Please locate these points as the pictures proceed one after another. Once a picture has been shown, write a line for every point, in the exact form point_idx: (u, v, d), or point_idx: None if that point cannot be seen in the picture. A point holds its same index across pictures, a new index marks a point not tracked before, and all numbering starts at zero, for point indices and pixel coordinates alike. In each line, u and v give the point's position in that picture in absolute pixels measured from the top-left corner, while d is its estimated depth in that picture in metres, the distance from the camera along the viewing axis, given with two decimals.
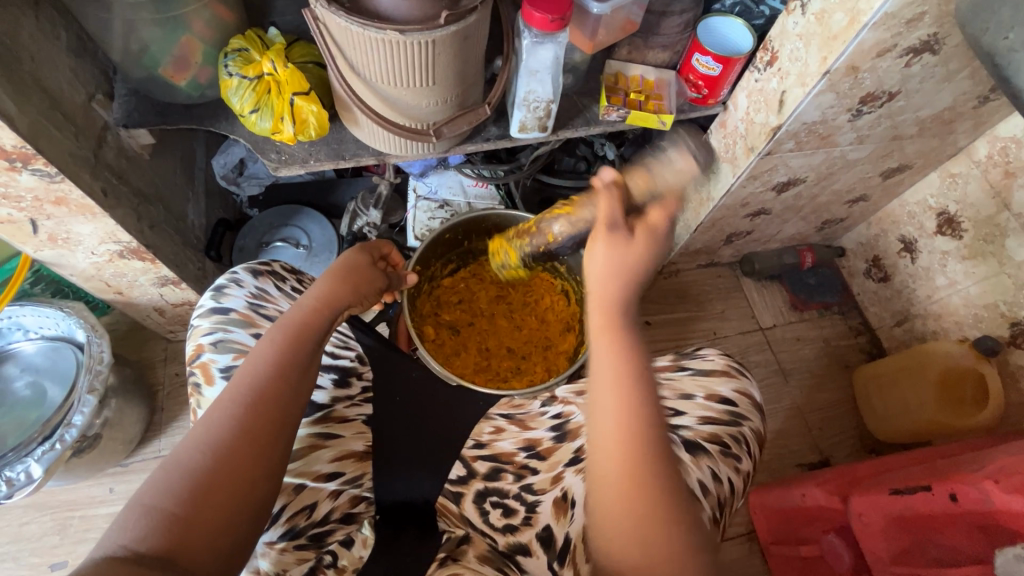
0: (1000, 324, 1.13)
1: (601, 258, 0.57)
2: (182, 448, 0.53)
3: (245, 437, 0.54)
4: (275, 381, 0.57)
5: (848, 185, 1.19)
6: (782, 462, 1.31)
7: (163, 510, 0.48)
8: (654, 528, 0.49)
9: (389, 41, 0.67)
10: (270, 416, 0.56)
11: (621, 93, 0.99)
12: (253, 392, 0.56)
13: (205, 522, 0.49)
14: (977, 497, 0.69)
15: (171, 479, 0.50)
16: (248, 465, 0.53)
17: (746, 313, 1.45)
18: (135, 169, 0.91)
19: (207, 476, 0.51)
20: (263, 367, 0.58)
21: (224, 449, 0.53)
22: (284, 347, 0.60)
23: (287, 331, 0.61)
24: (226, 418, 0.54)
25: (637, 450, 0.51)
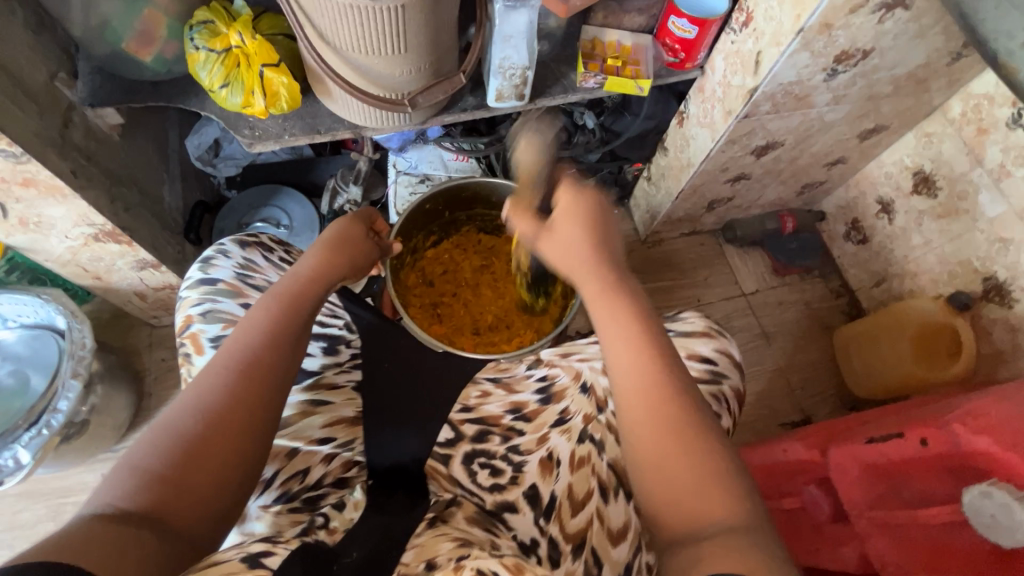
0: (974, 280, 1.16)
1: (556, 251, 0.66)
2: (173, 411, 0.53)
3: (238, 404, 0.54)
4: (267, 352, 0.58)
5: (827, 147, 1.20)
6: (766, 422, 1.35)
7: (153, 470, 0.49)
8: (687, 478, 0.49)
9: (358, 7, 0.66)
10: (262, 384, 0.57)
11: (598, 59, 0.99)
12: (245, 359, 0.57)
13: (195, 482, 0.50)
14: (947, 440, 0.72)
15: (162, 441, 0.51)
16: (242, 430, 0.54)
17: (729, 279, 1.47)
18: (105, 150, 0.89)
19: (200, 440, 0.52)
20: (255, 336, 0.59)
21: (216, 413, 0.53)
22: (277, 318, 0.61)
23: (280, 302, 0.62)
24: (220, 384, 0.55)
25: (667, 404, 0.52)
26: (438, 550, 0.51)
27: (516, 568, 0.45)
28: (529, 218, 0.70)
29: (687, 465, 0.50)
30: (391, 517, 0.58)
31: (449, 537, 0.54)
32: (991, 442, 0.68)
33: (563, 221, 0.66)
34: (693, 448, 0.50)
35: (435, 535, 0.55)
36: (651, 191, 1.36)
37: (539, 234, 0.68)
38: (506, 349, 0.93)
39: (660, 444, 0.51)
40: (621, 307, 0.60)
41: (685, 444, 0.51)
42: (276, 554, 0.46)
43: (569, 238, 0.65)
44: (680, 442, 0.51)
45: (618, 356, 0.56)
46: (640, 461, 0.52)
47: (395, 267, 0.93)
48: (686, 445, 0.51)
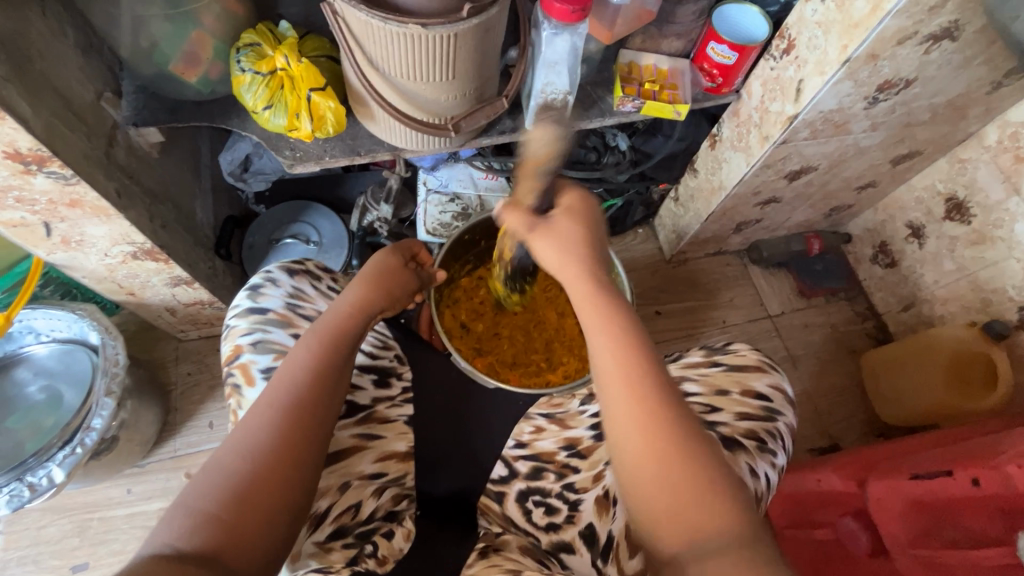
0: (1009, 308, 1.15)
1: (548, 248, 0.63)
2: (222, 450, 0.53)
3: (285, 443, 0.54)
4: (312, 388, 0.58)
5: (859, 172, 1.20)
6: (793, 447, 1.32)
7: (203, 514, 0.48)
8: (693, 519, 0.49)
9: (410, 34, 0.66)
10: (308, 421, 0.56)
11: (634, 83, 0.98)
12: (289, 399, 0.56)
13: (247, 523, 0.49)
14: (1000, 480, 0.71)
15: (214, 482, 0.50)
16: (288, 468, 0.53)
17: (754, 301, 1.46)
18: (145, 168, 0.89)
19: (249, 480, 0.51)
20: (301, 372, 0.58)
21: (265, 451, 0.53)
22: (321, 353, 0.60)
23: (323, 337, 0.61)
24: (265, 423, 0.54)
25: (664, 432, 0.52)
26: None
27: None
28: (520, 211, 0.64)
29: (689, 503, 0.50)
30: (446, 552, 0.57)
31: (503, 568, 0.54)
32: None
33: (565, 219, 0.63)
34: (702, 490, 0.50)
35: (488, 567, 0.56)
36: (678, 212, 1.36)
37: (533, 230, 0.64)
38: (552, 380, 0.92)
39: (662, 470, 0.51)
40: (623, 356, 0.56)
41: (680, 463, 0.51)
42: None
43: (569, 234, 0.62)
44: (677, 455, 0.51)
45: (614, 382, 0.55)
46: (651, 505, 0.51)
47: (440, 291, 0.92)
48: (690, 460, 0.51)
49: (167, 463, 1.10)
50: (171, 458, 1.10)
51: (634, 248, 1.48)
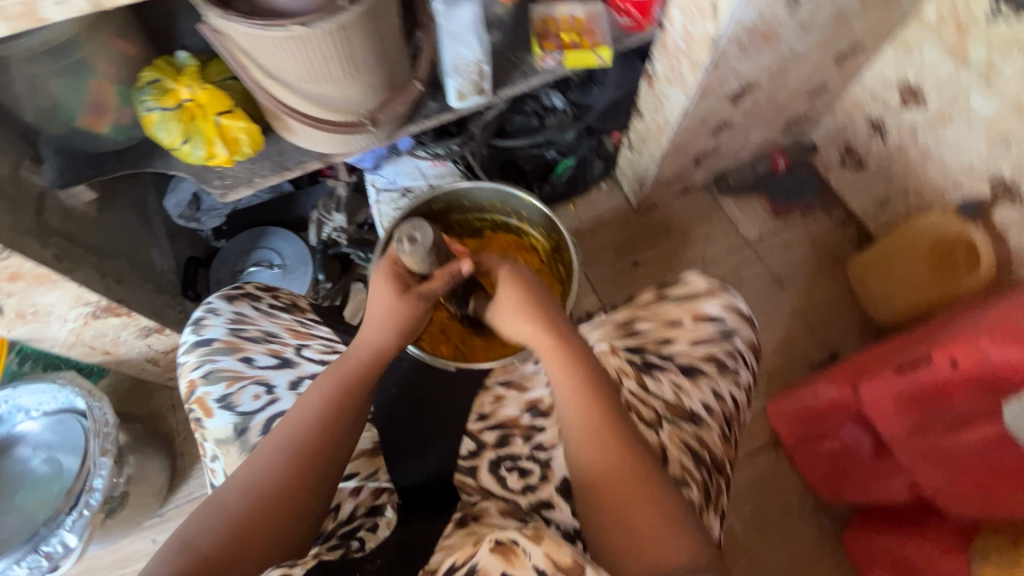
0: (980, 183, 1.12)
1: (511, 328, 0.63)
2: (228, 487, 0.55)
3: (290, 488, 0.55)
4: (321, 440, 0.57)
5: (804, 79, 1.17)
6: (794, 367, 1.31)
7: (197, 548, 0.51)
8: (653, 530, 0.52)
9: (295, 37, 0.64)
10: (315, 467, 0.56)
11: (552, 37, 0.96)
12: (301, 444, 0.57)
13: (234, 560, 0.51)
14: (977, 358, 0.69)
15: (212, 521, 0.53)
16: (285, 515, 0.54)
17: (730, 231, 1.44)
18: (85, 228, 0.89)
19: (244, 526, 0.53)
20: (311, 422, 0.58)
21: (265, 497, 0.54)
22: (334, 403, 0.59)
23: (335, 382, 0.60)
24: (272, 464, 0.56)
25: (614, 421, 0.57)
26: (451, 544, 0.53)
27: (534, 534, 0.48)
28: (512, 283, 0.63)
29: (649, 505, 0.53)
30: (422, 525, 0.58)
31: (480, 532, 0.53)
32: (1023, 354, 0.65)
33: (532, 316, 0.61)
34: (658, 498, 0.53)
35: (467, 534, 0.54)
36: (635, 157, 1.34)
37: (506, 302, 0.62)
38: None
39: (619, 476, 0.55)
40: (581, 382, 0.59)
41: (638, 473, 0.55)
42: None
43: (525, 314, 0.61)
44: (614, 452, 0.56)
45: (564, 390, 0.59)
46: (613, 503, 0.54)
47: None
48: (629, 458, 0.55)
49: (184, 507, 1.12)
50: (186, 501, 1.12)
51: (600, 204, 1.46)
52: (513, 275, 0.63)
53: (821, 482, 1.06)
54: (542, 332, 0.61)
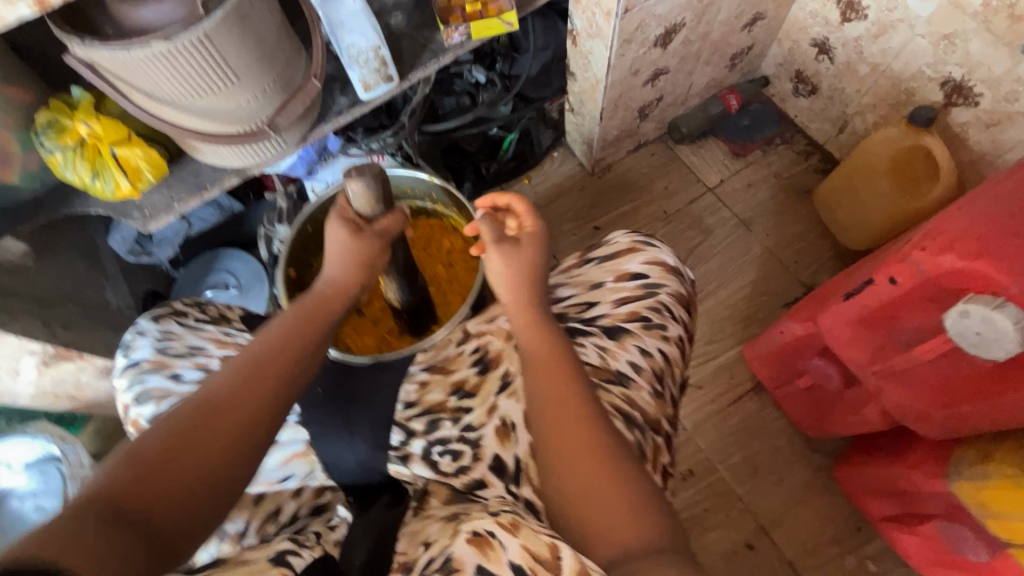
0: (932, 89, 1.07)
1: (499, 268, 0.61)
2: (151, 428, 0.51)
3: (233, 408, 0.53)
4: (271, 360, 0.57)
5: (735, 10, 1.12)
6: (771, 308, 1.27)
7: (113, 490, 0.47)
8: (592, 476, 0.50)
9: (160, 53, 0.63)
10: (262, 386, 0.55)
11: (456, 10, 0.93)
12: (247, 364, 0.56)
13: (170, 479, 0.48)
14: (912, 271, 0.67)
15: (129, 463, 0.48)
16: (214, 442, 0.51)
17: (691, 179, 1.40)
18: (22, 279, 0.89)
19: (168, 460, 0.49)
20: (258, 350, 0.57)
21: (192, 430, 0.51)
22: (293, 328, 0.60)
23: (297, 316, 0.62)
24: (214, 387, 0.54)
25: (572, 395, 0.54)
26: (428, 532, 0.56)
27: (509, 524, 0.48)
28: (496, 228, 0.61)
29: (585, 446, 0.52)
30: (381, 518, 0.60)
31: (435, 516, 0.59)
32: (957, 259, 0.62)
33: (529, 244, 0.61)
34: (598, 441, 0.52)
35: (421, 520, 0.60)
36: (579, 120, 1.29)
37: (501, 242, 0.61)
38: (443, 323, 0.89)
39: (564, 416, 0.53)
40: (550, 340, 0.59)
41: (584, 419, 0.53)
42: (299, 556, 0.51)
43: (524, 258, 0.61)
44: (576, 431, 0.53)
45: (537, 368, 0.57)
46: (557, 444, 0.52)
47: (299, 281, 0.85)
48: (588, 439, 0.52)
49: None
50: None
51: (554, 173, 1.41)
52: (506, 248, 0.60)
53: (803, 421, 1.05)
54: (525, 302, 0.60)
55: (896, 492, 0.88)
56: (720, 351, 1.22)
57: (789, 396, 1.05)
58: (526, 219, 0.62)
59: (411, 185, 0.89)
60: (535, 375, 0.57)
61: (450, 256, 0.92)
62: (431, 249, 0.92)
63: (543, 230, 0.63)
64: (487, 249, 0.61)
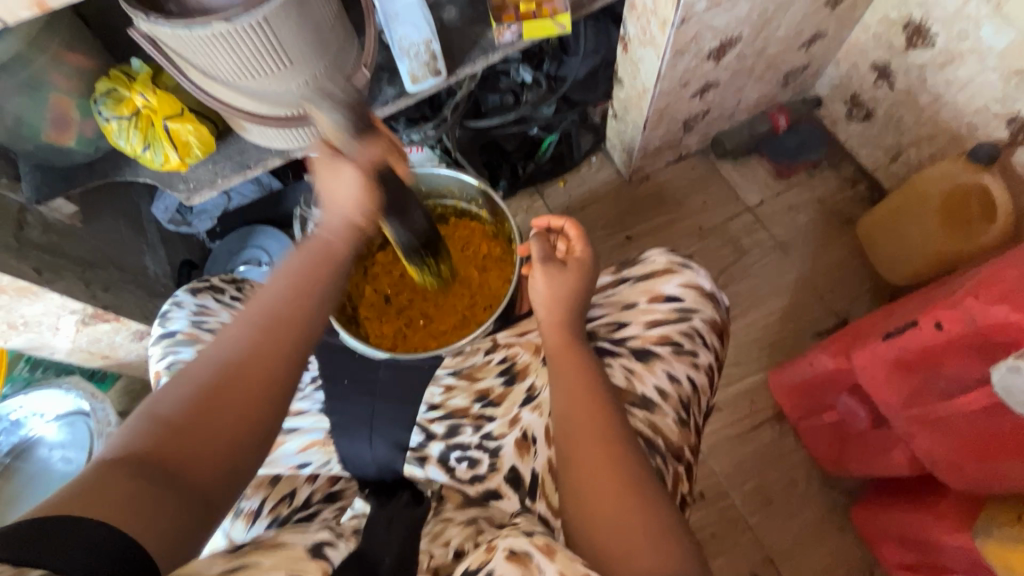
0: (997, 126, 1.02)
1: (540, 285, 0.64)
2: (202, 359, 0.48)
3: (264, 364, 0.48)
4: (299, 309, 0.51)
5: (794, 27, 1.08)
6: (800, 336, 1.24)
7: (165, 422, 0.44)
8: (615, 495, 0.50)
9: (219, 34, 0.64)
10: (292, 338, 0.50)
11: (510, 9, 0.92)
12: (272, 312, 0.50)
13: (207, 431, 0.44)
14: (962, 319, 0.65)
15: (179, 392, 0.46)
16: (256, 389, 0.47)
17: (730, 197, 1.36)
18: (69, 239, 0.92)
19: (213, 393, 0.46)
20: (282, 283, 0.52)
21: (235, 370, 0.47)
22: (312, 269, 0.54)
23: (315, 257, 0.54)
24: (241, 336, 0.49)
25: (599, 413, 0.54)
26: (449, 536, 0.56)
27: (546, 547, 0.45)
28: (544, 242, 0.66)
29: (609, 464, 0.51)
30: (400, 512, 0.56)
31: (455, 520, 0.58)
32: (1011, 311, 0.60)
33: (573, 266, 0.65)
34: (619, 460, 0.52)
35: (438, 524, 0.58)
36: (621, 127, 1.27)
37: (547, 262, 0.65)
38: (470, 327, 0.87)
39: (582, 432, 0.53)
40: (576, 359, 0.59)
41: (600, 432, 0.53)
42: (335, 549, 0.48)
43: (569, 281, 0.64)
44: (600, 448, 0.52)
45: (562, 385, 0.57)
46: (575, 460, 0.53)
47: None
48: (611, 457, 0.51)
49: None
50: None
51: (590, 179, 1.40)
52: (552, 270, 0.64)
53: (827, 459, 1.02)
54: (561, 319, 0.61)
55: (920, 541, 0.84)
56: (743, 376, 1.19)
57: (812, 430, 1.02)
58: (576, 245, 0.67)
59: (460, 187, 0.89)
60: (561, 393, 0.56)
61: (485, 261, 0.92)
62: (468, 252, 0.93)
63: (588, 257, 0.66)
64: (533, 267, 0.65)
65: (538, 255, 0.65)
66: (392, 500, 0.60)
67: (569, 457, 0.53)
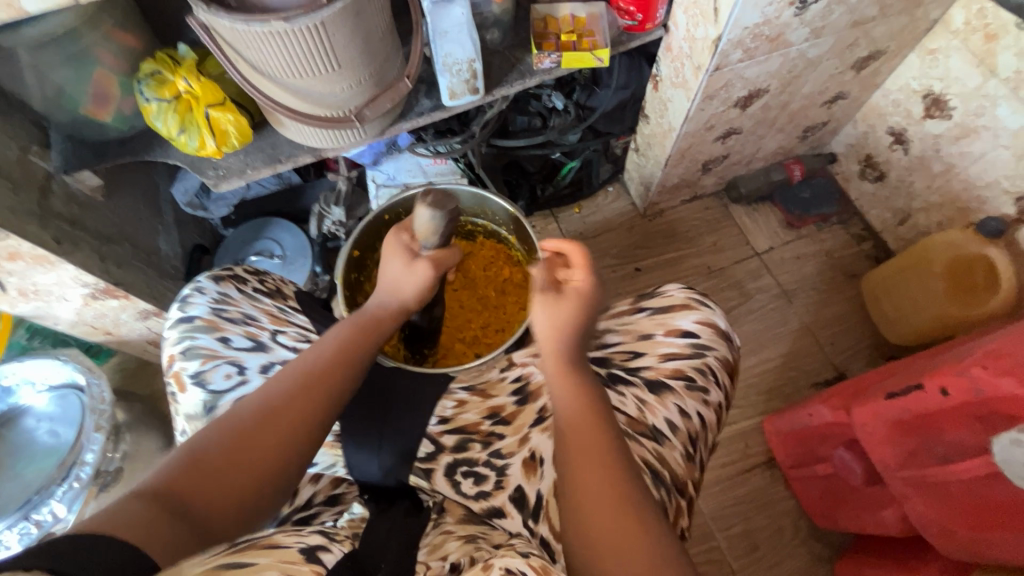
0: (1005, 202, 1.06)
1: (540, 314, 0.61)
2: (239, 405, 0.55)
3: (292, 420, 0.55)
4: (328, 376, 0.59)
5: (820, 85, 1.11)
6: (797, 385, 1.26)
7: (201, 458, 0.51)
8: (618, 525, 0.50)
9: (275, 32, 0.65)
10: (322, 399, 0.57)
11: (551, 37, 0.95)
12: (305, 376, 0.58)
13: (236, 470, 0.51)
14: (968, 387, 0.66)
15: (216, 432, 0.53)
16: (288, 439, 0.54)
17: (739, 241, 1.39)
18: (90, 212, 0.92)
19: (246, 435, 0.53)
20: (321, 358, 0.60)
21: (265, 418, 0.54)
22: (353, 338, 0.63)
23: (355, 328, 0.64)
24: (279, 391, 0.56)
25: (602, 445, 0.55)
26: (448, 549, 0.55)
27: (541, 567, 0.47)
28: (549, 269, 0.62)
29: (611, 491, 0.52)
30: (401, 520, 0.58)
31: (456, 535, 0.58)
32: (1016, 384, 0.61)
33: (575, 292, 0.62)
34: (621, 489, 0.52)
35: (438, 536, 0.58)
36: (642, 161, 1.30)
37: (547, 290, 0.61)
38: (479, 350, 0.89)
39: (586, 459, 0.54)
40: (574, 384, 0.59)
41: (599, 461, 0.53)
42: (330, 552, 0.46)
43: (571, 311, 0.61)
44: (602, 476, 0.53)
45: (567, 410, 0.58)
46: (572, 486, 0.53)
47: (360, 261, 0.85)
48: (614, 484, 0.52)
49: None
50: None
51: (605, 208, 1.42)
52: (549, 299, 0.61)
53: (814, 509, 1.03)
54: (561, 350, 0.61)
55: None
56: (738, 419, 1.20)
57: (803, 479, 1.03)
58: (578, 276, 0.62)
59: (496, 211, 0.89)
60: (567, 422, 0.57)
61: (505, 284, 0.92)
62: (490, 272, 0.93)
63: (593, 289, 0.62)
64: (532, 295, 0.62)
65: (538, 281, 0.62)
66: (391, 508, 0.60)
67: (569, 479, 0.53)
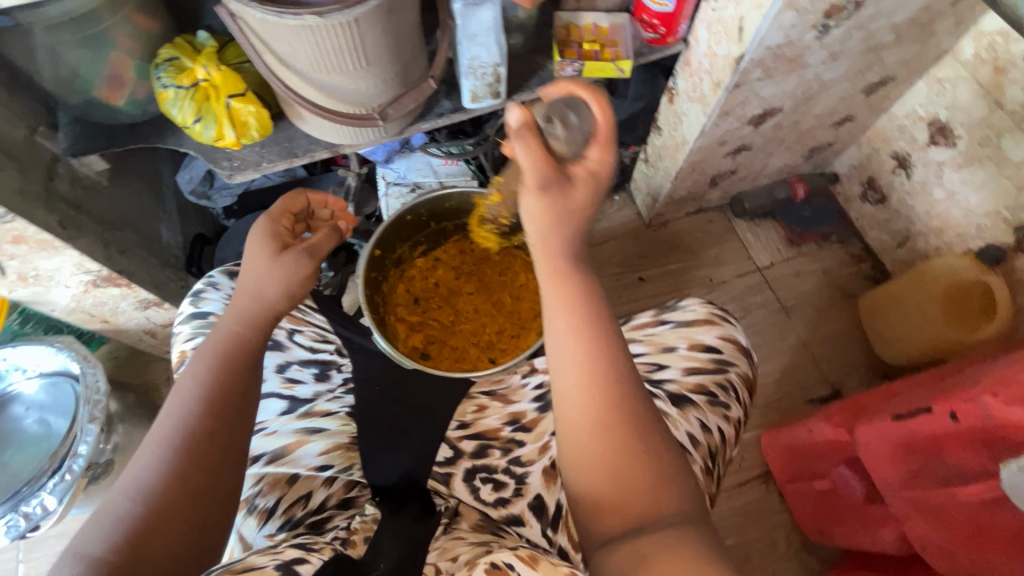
0: (1003, 230, 1.09)
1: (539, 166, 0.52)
2: (122, 487, 0.51)
3: (186, 485, 0.52)
4: (209, 425, 0.55)
5: (831, 107, 1.13)
6: (793, 401, 1.28)
7: (93, 554, 0.47)
8: (618, 461, 0.49)
9: (308, 26, 0.64)
10: (211, 448, 0.54)
11: (574, 45, 0.94)
12: (179, 434, 0.53)
13: (149, 549, 0.48)
14: (978, 414, 0.67)
15: (109, 525, 0.49)
16: (196, 499, 0.52)
17: (741, 255, 1.41)
18: (94, 197, 0.89)
19: (148, 518, 0.49)
20: (191, 405, 0.55)
21: (156, 492, 0.50)
22: (215, 377, 0.57)
23: (208, 365, 0.58)
24: (158, 461, 0.52)
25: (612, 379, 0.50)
26: (458, 552, 0.55)
27: (528, 558, 0.49)
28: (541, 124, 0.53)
29: (625, 445, 0.49)
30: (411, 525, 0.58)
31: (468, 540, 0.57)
32: None
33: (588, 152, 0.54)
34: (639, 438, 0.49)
35: (451, 540, 0.58)
36: (650, 172, 1.31)
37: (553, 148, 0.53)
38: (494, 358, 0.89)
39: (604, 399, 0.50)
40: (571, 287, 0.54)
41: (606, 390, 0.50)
42: (309, 562, 0.49)
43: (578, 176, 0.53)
44: (614, 412, 0.50)
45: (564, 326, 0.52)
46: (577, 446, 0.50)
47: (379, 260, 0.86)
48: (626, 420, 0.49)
49: None
50: None
51: (611, 217, 1.42)
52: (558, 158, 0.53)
53: (807, 522, 1.05)
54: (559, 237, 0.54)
55: None
56: None
57: (799, 494, 1.05)
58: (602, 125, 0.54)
59: None
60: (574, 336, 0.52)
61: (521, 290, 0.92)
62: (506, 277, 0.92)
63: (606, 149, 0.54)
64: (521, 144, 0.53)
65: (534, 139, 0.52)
66: (403, 509, 0.60)
67: (573, 434, 0.50)
